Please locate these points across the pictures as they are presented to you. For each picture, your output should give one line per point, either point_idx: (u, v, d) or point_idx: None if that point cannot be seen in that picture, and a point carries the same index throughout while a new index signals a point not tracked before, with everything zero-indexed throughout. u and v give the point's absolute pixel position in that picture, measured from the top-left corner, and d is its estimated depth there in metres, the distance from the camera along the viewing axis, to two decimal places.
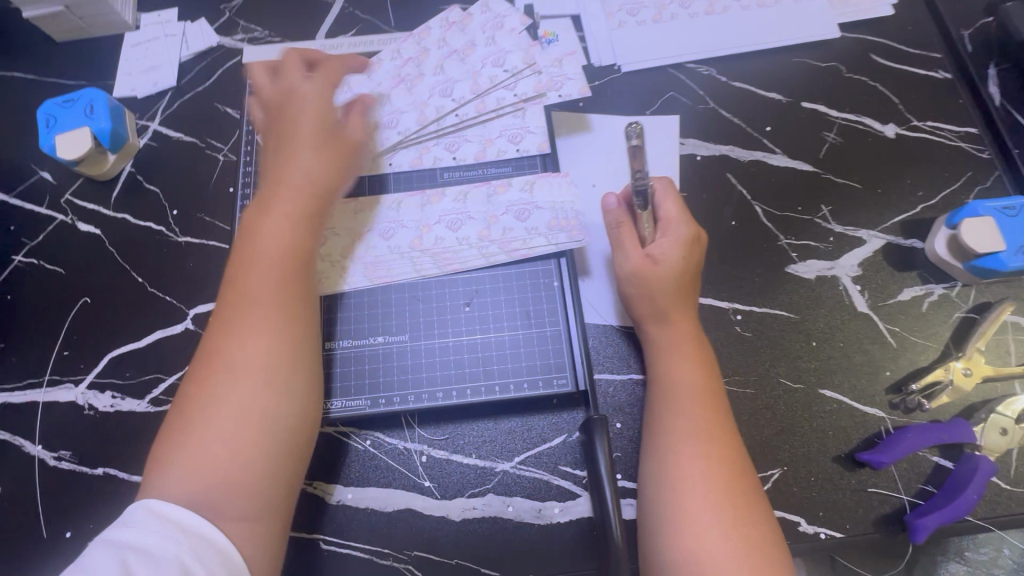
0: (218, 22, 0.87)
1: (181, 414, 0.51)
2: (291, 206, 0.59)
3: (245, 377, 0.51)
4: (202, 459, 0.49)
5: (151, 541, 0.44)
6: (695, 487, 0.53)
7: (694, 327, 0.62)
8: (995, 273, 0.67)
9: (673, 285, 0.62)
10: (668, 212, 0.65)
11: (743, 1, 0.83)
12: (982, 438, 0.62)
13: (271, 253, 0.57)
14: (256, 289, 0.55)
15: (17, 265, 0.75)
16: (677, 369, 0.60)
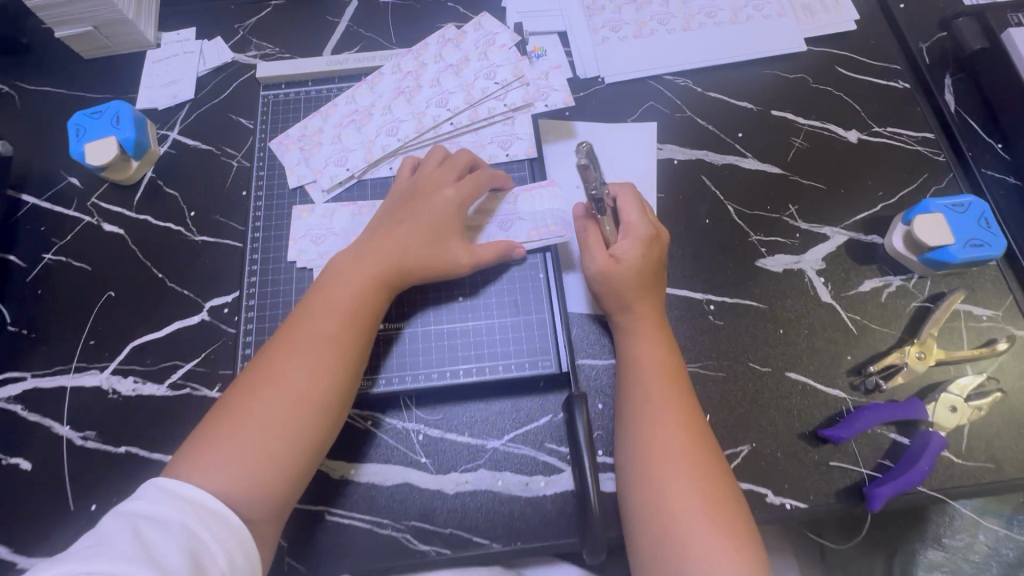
0: (232, 40, 0.95)
1: (223, 420, 0.56)
2: (363, 263, 0.66)
3: (299, 405, 0.57)
4: (235, 467, 0.54)
5: (161, 511, 0.49)
6: (674, 470, 0.58)
7: (657, 312, 0.69)
8: (945, 265, 0.72)
9: (636, 278, 0.68)
10: (629, 216, 0.70)
11: (716, 18, 0.90)
12: (934, 415, 0.67)
13: (335, 300, 0.63)
14: (318, 328, 0.61)
15: (46, 262, 0.81)
16: (642, 350, 0.66)
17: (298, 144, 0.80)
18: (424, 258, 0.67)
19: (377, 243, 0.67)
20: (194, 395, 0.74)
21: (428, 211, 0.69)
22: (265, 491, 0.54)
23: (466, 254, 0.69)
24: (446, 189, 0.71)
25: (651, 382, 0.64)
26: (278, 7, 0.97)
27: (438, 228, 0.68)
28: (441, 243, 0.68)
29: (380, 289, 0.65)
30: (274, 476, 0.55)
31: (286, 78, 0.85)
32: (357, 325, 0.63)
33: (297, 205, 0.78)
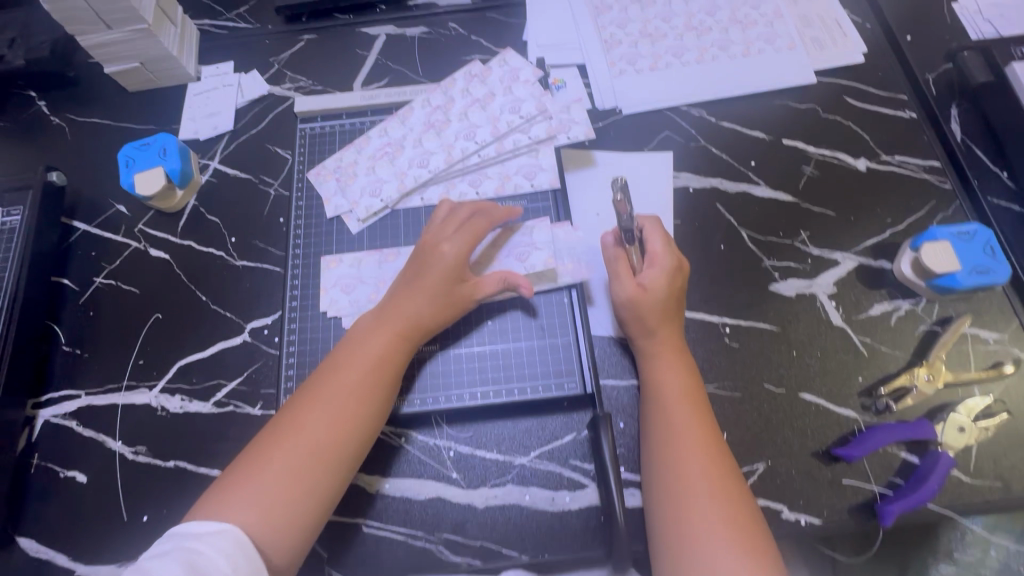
0: (268, 74, 1.00)
1: (255, 459, 0.60)
2: (387, 319, 0.70)
3: (322, 456, 0.61)
4: (264, 501, 0.58)
5: (158, 548, 0.53)
6: (700, 491, 0.62)
7: (676, 336, 0.73)
8: (952, 290, 0.76)
9: (660, 305, 0.72)
10: (654, 248, 0.74)
11: (728, 51, 0.94)
12: (942, 436, 0.71)
13: (360, 355, 0.67)
14: (343, 383, 0.65)
15: (97, 285, 0.86)
16: (669, 376, 0.70)
17: (335, 175, 0.85)
18: (437, 310, 0.70)
19: (398, 297, 0.71)
20: (237, 412, 0.78)
21: (436, 266, 0.71)
22: (288, 533, 0.58)
23: (477, 292, 0.72)
24: (446, 245, 0.72)
25: (675, 405, 0.68)
26: (310, 41, 1.02)
27: (448, 281, 0.71)
28: (452, 293, 0.71)
29: (401, 345, 0.69)
30: (295, 515, 0.58)
31: (324, 112, 0.91)
32: (378, 380, 0.66)
33: (325, 255, 0.83)
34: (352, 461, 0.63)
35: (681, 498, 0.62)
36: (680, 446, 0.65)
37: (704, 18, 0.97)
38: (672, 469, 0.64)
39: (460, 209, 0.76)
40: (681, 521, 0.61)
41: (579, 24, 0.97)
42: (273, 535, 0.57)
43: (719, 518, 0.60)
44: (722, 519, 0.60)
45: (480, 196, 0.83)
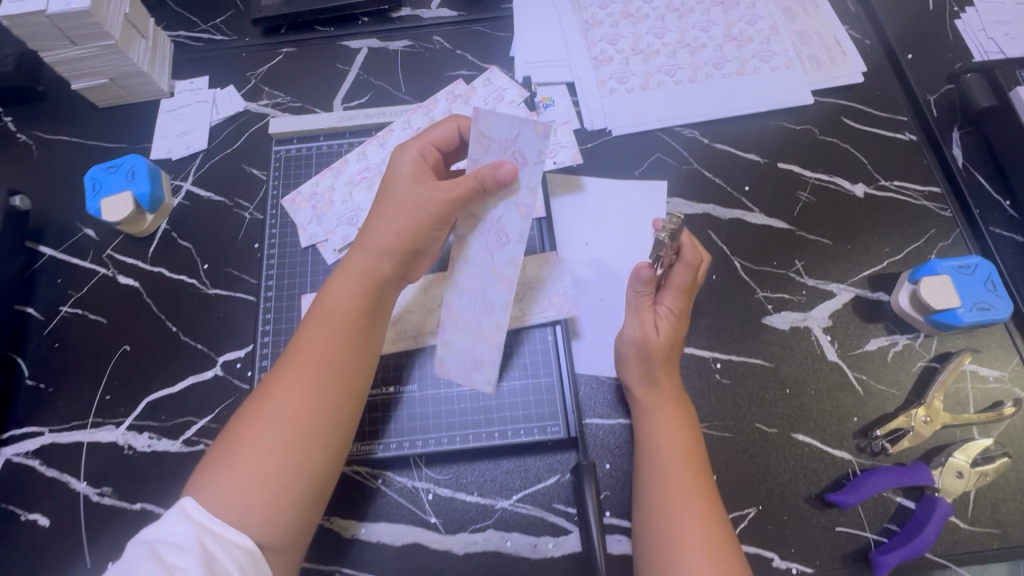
0: (244, 89, 0.95)
1: (229, 441, 0.56)
2: (350, 267, 0.64)
3: (291, 425, 0.56)
4: (242, 480, 0.54)
5: (177, 534, 0.50)
6: (681, 494, 0.61)
7: (675, 372, 0.70)
8: (952, 326, 0.73)
9: (668, 351, 0.68)
10: (675, 282, 0.68)
11: (723, 69, 0.91)
12: (940, 480, 0.68)
13: (325, 316, 0.62)
14: (309, 345, 0.60)
15: (63, 315, 0.83)
16: (658, 431, 0.67)
17: (310, 202, 0.84)
18: (407, 233, 0.64)
19: (361, 243, 0.65)
20: (207, 451, 0.75)
21: (403, 189, 0.64)
22: (271, 514, 0.54)
23: (444, 194, 0.62)
24: (402, 178, 0.65)
25: (661, 408, 0.68)
26: (289, 54, 0.97)
27: (414, 190, 0.64)
28: (420, 204, 0.63)
29: (370, 293, 0.63)
30: (278, 489, 0.55)
31: (298, 133, 0.88)
32: (346, 336, 0.61)
33: (305, 291, 0.81)
34: (327, 425, 0.58)
35: (663, 503, 0.62)
36: (666, 452, 0.65)
37: (698, 34, 0.93)
38: (659, 478, 0.63)
39: (435, 125, 0.69)
40: (662, 526, 0.60)
41: (569, 39, 0.93)
42: (254, 518, 0.53)
43: (696, 520, 0.60)
44: (699, 518, 0.60)
45: None
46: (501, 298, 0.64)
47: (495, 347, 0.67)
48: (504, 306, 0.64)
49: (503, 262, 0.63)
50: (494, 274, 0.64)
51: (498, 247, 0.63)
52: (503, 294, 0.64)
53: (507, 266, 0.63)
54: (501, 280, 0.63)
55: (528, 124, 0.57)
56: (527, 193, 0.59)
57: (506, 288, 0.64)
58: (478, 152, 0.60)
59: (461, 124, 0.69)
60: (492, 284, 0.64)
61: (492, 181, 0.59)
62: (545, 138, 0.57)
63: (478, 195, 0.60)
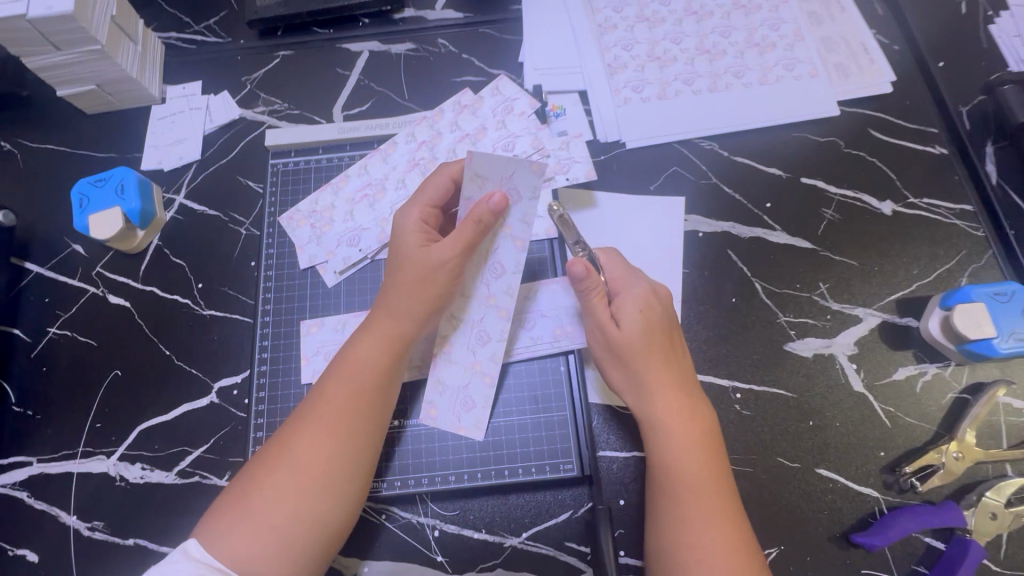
0: (239, 95, 0.90)
1: (246, 488, 0.55)
2: (375, 324, 0.62)
3: (313, 478, 0.55)
4: (257, 532, 0.52)
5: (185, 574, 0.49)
6: (694, 521, 0.57)
7: (675, 375, 0.63)
8: (986, 357, 0.69)
9: (643, 347, 0.63)
10: (613, 274, 0.66)
11: (744, 78, 0.86)
12: (971, 521, 0.65)
13: (350, 368, 0.60)
14: (333, 397, 0.58)
15: (51, 336, 0.79)
16: (670, 450, 0.61)
17: (309, 220, 0.79)
18: (426, 295, 0.61)
19: (387, 291, 0.63)
20: (203, 484, 0.72)
21: (413, 254, 0.61)
22: (288, 563, 0.53)
23: (450, 248, 0.59)
24: (418, 224, 0.63)
25: (664, 419, 0.62)
26: (286, 58, 0.92)
27: (426, 252, 0.60)
28: (434, 265, 0.60)
29: (394, 350, 0.61)
30: (293, 543, 0.53)
31: (296, 145, 0.84)
32: (371, 392, 0.59)
33: (304, 318, 0.77)
34: (351, 480, 0.57)
35: (677, 533, 0.57)
36: (677, 473, 0.60)
37: (718, 39, 0.88)
38: (669, 503, 0.59)
39: (432, 176, 0.65)
40: (679, 558, 0.56)
41: (580, 44, 0.88)
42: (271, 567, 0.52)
43: (717, 553, 0.55)
44: (720, 551, 0.55)
45: None
46: (498, 327, 0.65)
47: (489, 382, 0.67)
48: (501, 335, 0.65)
49: (498, 292, 0.63)
50: (491, 305, 0.64)
51: (494, 278, 0.63)
52: (499, 322, 0.65)
53: (503, 295, 0.63)
54: (496, 308, 0.64)
55: (524, 163, 0.56)
56: (521, 225, 0.59)
57: (502, 316, 0.64)
58: (474, 190, 0.59)
59: (457, 172, 0.64)
60: (487, 313, 0.65)
61: (487, 215, 0.57)
62: (541, 176, 0.56)
63: (479, 233, 0.58)
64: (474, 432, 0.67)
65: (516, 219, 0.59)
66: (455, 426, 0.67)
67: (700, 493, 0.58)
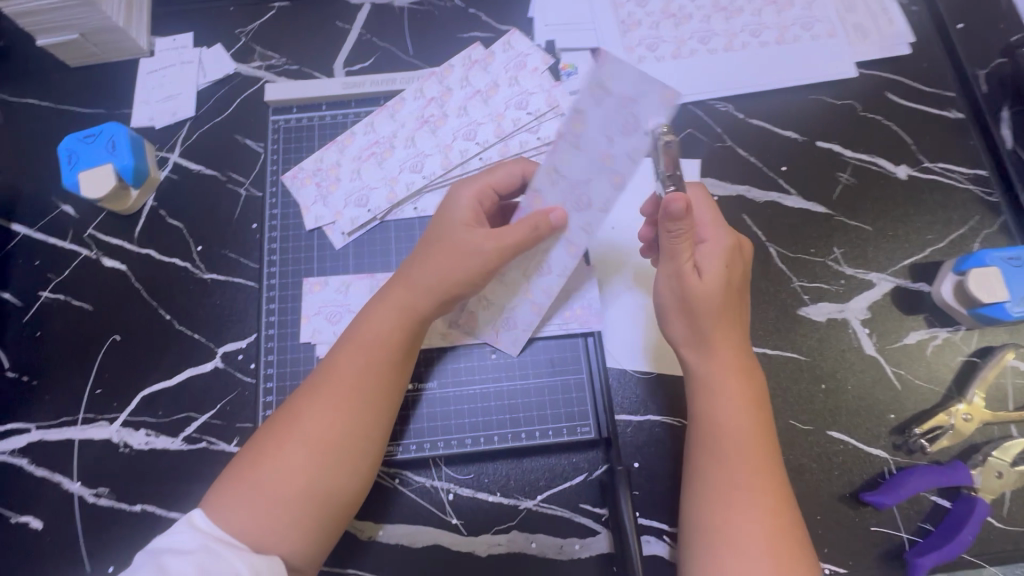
0: (234, 49, 0.84)
1: (252, 460, 0.52)
2: (391, 295, 0.60)
3: (320, 452, 0.52)
4: (264, 504, 0.50)
5: (180, 543, 0.47)
6: (738, 483, 0.54)
7: (738, 336, 0.60)
8: (997, 321, 0.70)
9: (719, 305, 0.58)
10: (703, 219, 0.61)
11: (761, 37, 0.83)
12: (978, 480, 0.66)
13: (361, 340, 0.58)
14: (343, 369, 0.56)
15: (44, 300, 0.75)
16: (724, 408, 0.58)
17: (314, 179, 0.77)
18: (455, 277, 0.58)
19: (410, 267, 0.60)
20: (211, 449, 0.70)
21: (456, 234, 0.59)
22: (289, 537, 0.50)
23: (499, 244, 0.57)
24: (466, 209, 0.60)
25: (722, 378, 0.58)
26: (282, 9, 0.85)
27: (469, 236, 0.58)
28: (471, 251, 0.58)
29: (408, 323, 0.59)
30: (301, 516, 0.51)
31: (297, 101, 0.80)
32: (382, 366, 0.57)
33: (309, 276, 0.75)
34: (357, 457, 0.54)
35: (719, 493, 0.54)
36: (727, 431, 0.57)
37: None
38: (715, 464, 0.56)
39: (501, 165, 0.63)
40: (718, 520, 0.53)
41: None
42: (272, 540, 0.50)
43: (757, 518, 0.52)
44: (761, 514, 0.53)
45: None
46: (527, 319, 0.67)
47: (537, 311, 0.66)
48: (529, 326, 0.68)
49: (576, 227, 0.59)
50: (525, 297, 0.65)
51: (577, 209, 0.58)
52: (529, 315, 0.67)
53: (580, 232, 0.59)
54: (531, 303, 0.66)
55: (658, 88, 0.51)
56: (626, 162, 0.55)
57: (569, 253, 0.61)
58: (590, 105, 0.54)
59: (528, 169, 0.63)
60: (557, 246, 0.61)
61: (546, 224, 0.57)
62: (669, 111, 0.52)
63: (533, 237, 0.57)
64: (509, 349, 0.70)
65: (621, 153, 0.55)
66: (493, 339, 0.70)
67: (749, 456, 0.55)
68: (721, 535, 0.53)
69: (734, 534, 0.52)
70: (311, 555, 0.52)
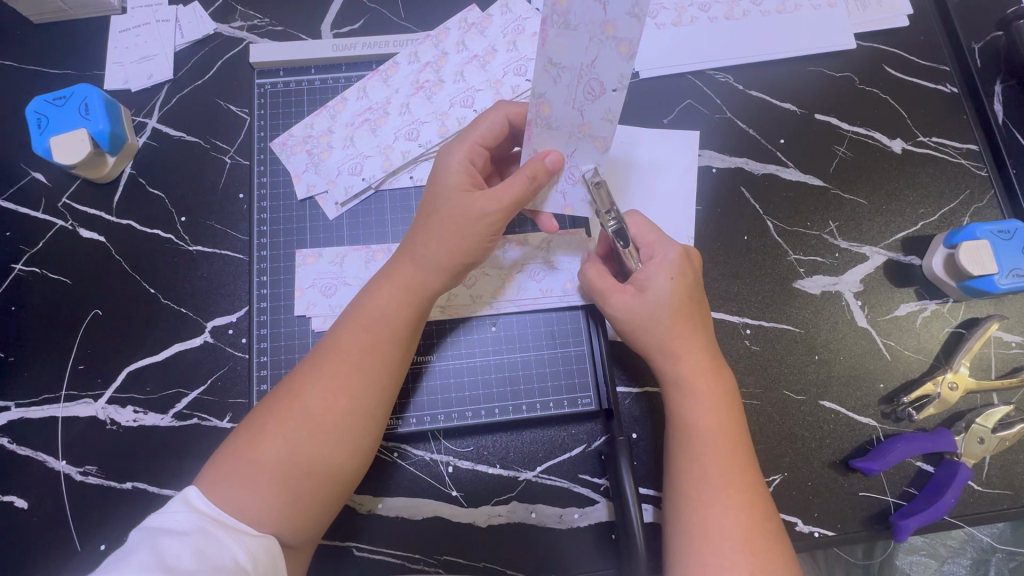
0: (213, 7, 0.78)
1: (250, 435, 0.51)
2: (397, 271, 0.58)
3: (321, 431, 0.51)
4: (259, 480, 0.49)
5: (172, 524, 0.46)
6: (717, 482, 0.55)
7: (703, 341, 0.61)
8: (984, 293, 0.71)
9: (674, 309, 0.59)
10: (645, 238, 0.62)
11: (763, 6, 0.82)
12: (962, 446, 0.69)
13: (367, 315, 0.56)
14: (347, 345, 0.55)
15: (18, 274, 0.72)
16: (699, 414, 0.58)
17: (305, 146, 0.74)
18: (455, 243, 0.56)
19: (417, 236, 0.58)
20: (203, 426, 0.69)
21: (452, 200, 0.57)
22: (277, 514, 0.49)
23: (498, 202, 0.55)
24: (458, 172, 0.57)
25: (692, 383, 0.59)
26: None
27: (466, 200, 0.56)
28: (474, 216, 0.56)
29: (416, 302, 0.57)
30: (299, 494, 0.50)
31: (284, 63, 0.76)
32: (387, 342, 0.55)
33: (301, 247, 0.72)
34: (360, 435, 0.53)
35: (693, 491, 0.55)
36: (700, 433, 0.57)
37: None
38: (688, 467, 0.56)
39: (483, 116, 0.60)
40: (691, 515, 0.54)
41: None
42: (265, 514, 0.49)
43: (733, 515, 0.53)
44: (736, 511, 0.53)
45: None
46: (592, 160, 0.57)
47: (601, 148, 0.56)
48: (597, 171, 0.58)
49: (619, 14, 0.48)
50: (584, 135, 0.55)
51: None
52: (593, 154, 0.57)
53: (625, 18, 0.48)
54: (592, 139, 0.55)
55: None
56: None
57: (621, 52, 0.50)
58: None
59: (511, 112, 0.60)
60: (602, 51, 0.50)
61: (544, 170, 0.55)
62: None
63: (533, 189, 0.55)
64: (582, 210, 0.61)
65: None
66: (561, 206, 0.61)
67: (726, 459, 0.56)
68: (698, 527, 0.53)
69: (707, 526, 0.53)
70: (309, 533, 0.52)
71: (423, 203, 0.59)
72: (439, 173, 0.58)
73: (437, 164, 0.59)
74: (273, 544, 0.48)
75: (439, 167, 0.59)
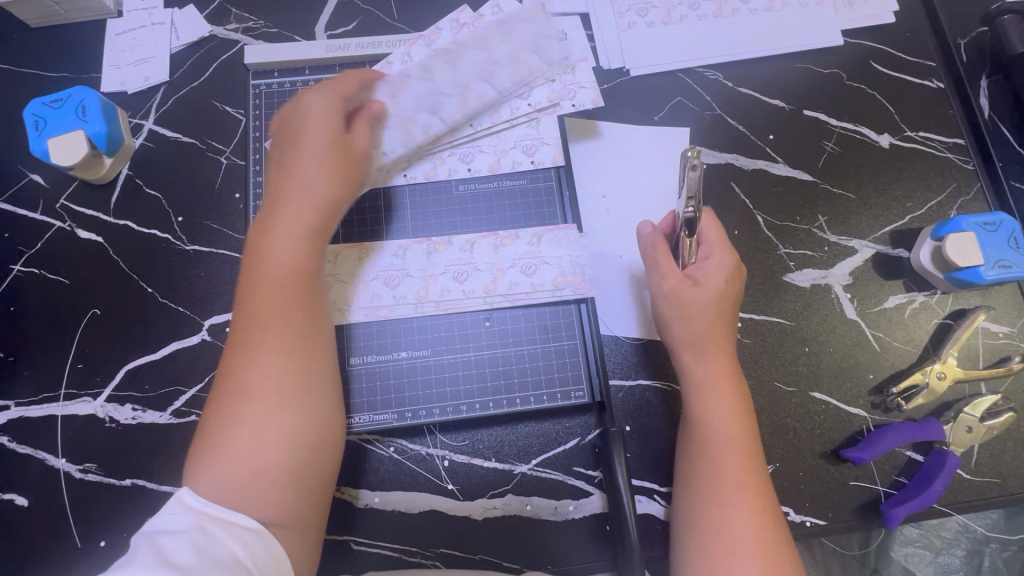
0: (208, 10, 0.80)
1: (210, 432, 0.52)
2: (286, 227, 0.58)
3: (268, 398, 0.52)
4: (232, 472, 0.50)
5: (170, 525, 0.47)
6: (731, 483, 0.57)
7: (727, 346, 0.63)
8: (971, 284, 0.72)
9: (713, 311, 0.63)
10: (708, 239, 0.65)
11: (751, 4, 0.83)
12: (950, 435, 0.70)
13: (277, 274, 0.56)
14: (261, 309, 0.55)
15: (18, 274, 0.72)
16: (716, 415, 0.60)
17: None
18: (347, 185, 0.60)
19: (308, 191, 0.59)
20: None
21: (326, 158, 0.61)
22: (276, 499, 0.50)
23: None
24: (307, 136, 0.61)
25: (714, 386, 0.61)
26: None
27: None
28: None
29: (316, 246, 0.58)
30: (270, 471, 0.50)
31: (278, 64, 0.77)
32: (298, 292, 0.56)
33: None
34: (303, 389, 0.54)
35: (710, 489, 0.57)
36: (717, 434, 0.59)
37: None
38: (705, 467, 0.58)
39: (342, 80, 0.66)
40: (707, 514, 0.56)
41: None
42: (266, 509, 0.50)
43: (747, 516, 0.55)
44: (750, 512, 0.55)
45: (472, 173, 0.76)
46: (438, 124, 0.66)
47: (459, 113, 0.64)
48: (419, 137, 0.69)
49: None
50: None
51: None
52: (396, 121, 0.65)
53: None
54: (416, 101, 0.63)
55: None
56: None
57: None
58: None
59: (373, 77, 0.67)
60: None
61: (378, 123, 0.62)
62: None
63: None
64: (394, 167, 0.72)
65: None
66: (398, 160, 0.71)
67: (740, 461, 0.58)
68: (713, 525, 0.55)
69: (725, 528, 0.55)
70: (309, 527, 0.53)
71: (304, 163, 0.60)
72: (321, 136, 0.62)
73: (316, 125, 0.62)
74: (273, 537, 0.49)
75: (307, 132, 0.62)
